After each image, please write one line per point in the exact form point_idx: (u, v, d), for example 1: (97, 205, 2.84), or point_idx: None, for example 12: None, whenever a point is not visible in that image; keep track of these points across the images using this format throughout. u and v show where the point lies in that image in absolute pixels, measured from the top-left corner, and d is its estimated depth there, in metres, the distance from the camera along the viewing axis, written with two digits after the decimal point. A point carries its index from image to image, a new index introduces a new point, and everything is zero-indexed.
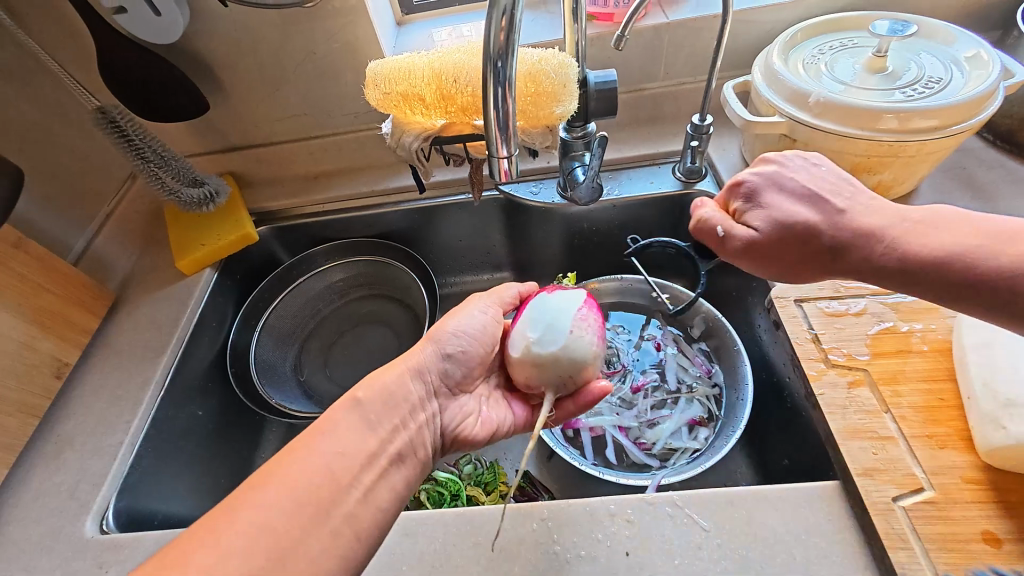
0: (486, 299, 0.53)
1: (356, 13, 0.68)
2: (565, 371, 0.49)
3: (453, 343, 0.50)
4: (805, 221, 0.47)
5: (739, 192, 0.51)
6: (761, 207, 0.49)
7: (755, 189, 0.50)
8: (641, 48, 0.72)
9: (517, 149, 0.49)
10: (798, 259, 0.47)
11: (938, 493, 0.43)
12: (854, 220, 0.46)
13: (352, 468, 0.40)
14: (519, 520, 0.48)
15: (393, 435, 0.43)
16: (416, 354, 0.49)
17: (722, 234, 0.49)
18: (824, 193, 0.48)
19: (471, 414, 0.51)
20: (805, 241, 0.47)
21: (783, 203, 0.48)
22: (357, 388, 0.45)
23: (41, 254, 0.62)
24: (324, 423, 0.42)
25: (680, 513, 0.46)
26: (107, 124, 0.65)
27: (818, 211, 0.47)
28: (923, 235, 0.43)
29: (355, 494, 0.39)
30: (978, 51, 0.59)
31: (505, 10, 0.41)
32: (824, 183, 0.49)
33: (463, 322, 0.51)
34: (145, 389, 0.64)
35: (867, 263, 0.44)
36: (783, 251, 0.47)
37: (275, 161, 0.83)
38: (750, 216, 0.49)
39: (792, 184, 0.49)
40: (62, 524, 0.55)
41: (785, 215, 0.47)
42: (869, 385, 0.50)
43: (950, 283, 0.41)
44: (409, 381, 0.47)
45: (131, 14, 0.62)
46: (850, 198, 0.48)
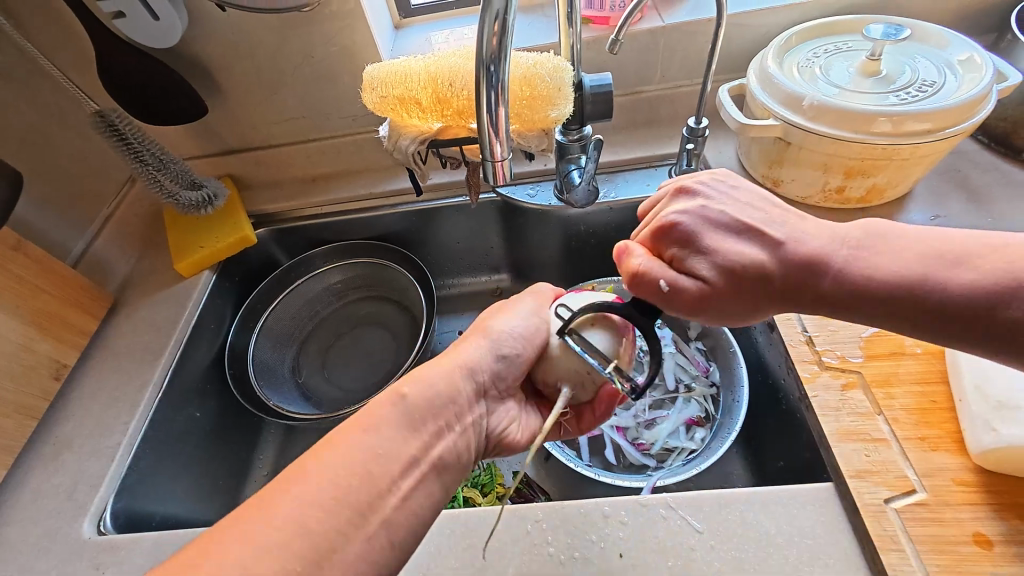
0: (534, 298, 0.52)
1: (353, 17, 0.68)
2: (582, 367, 0.48)
3: (506, 344, 0.48)
4: (754, 263, 0.44)
5: (670, 236, 0.47)
6: (701, 252, 0.45)
7: (688, 233, 0.46)
8: (636, 52, 0.72)
9: (510, 152, 0.50)
10: (757, 302, 0.44)
11: (930, 495, 0.43)
12: (798, 253, 0.43)
13: (389, 471, 0.38)
14: (514, 521, 0.48)
15: (437, 438, 0.42)
16: (468, 352, 0.47)
17: (668, 288, 0.45)
18: (759, 223, 0.45)
19: (513, 417, 0.50)
20: (759, 283, 0.44)
21: (719, 244, 0.45)
22: (402, 383, 0.43)
23: (40, 256, 0.62)
24: (365, 419, 0.40)
25: (673, 515, 0.46)
26: (106, 128, 0.66)
27: (761, 248, 0.44)
28: (864, 260, 0.42)
29: (391, 501, 0.37)
30: (971, 55, 0.59)
31: (498, 14, 0.41)
32: (750, 211, 0.47)
33: (516, 321, 0.49)
34: (143, 391, 0.64)
35: (828, 294, 0.42)
36: (733, 297, 0.44)
37: (274, 164, 0.83)
38: (693, 265, 0.45)
39: (720, 217, 0.46)
40: (59, 525, 0.55)
41: (729, 260, 0.44)
42: (862, 387, 0.50)
43: (924, 311, 0.39)
44: (460, 379, 0.45)
45: (129, 19, 0.63)
46: (782, 221, 0.46)
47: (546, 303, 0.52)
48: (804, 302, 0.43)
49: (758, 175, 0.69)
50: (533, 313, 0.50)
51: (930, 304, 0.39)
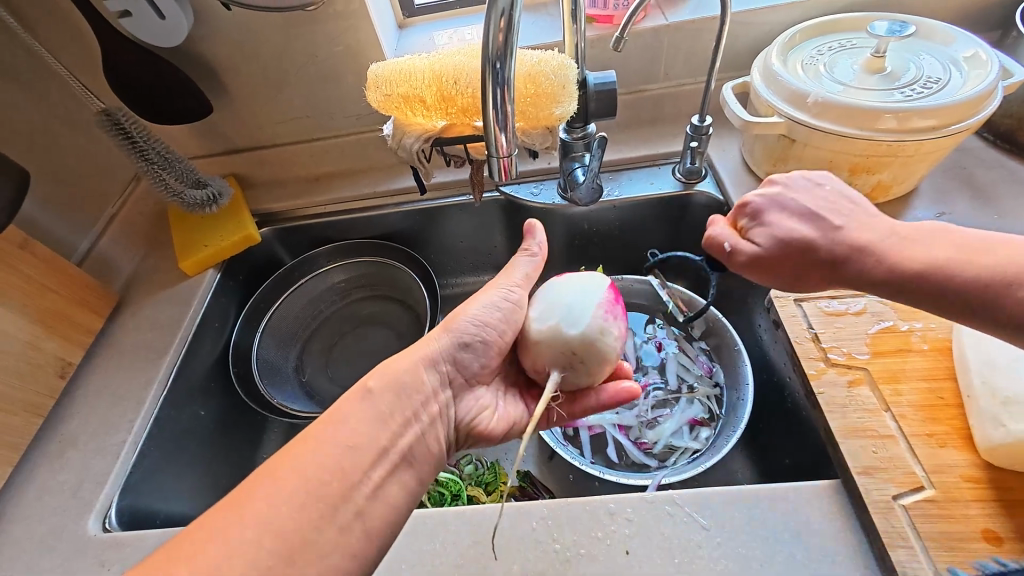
0: (509, 283, 0.51)
1: (358, 16, 0.69)
2: (572, 349, 0.48)
3: (470, 333, 0.48)
4: (805, 237, 0.47)
5: (745, 209, 0.52)
6: (768, 224, 0.50)
7: (759, 207, 0.51)
8: (640, 49, 0.72)
9: (516, 148, 0.50)
10: (802, 272, 0.48)
11: (939, 492, 0.43)
12: (852, 237, 0.46)
13: (360, 462, 0.39)
14: (519, 519, 0.48)
15: (405, 429, 0.43)
16: (431, 342, 0.47)
17: (730, 250, 0.51)
18: (825, 210, 0.49)
19: (487, 407, 0.51)
20: (806, 254, 0.47)
21: (784, 220, 0.49)
22: (368, 377, 0.44)
23: (46, 255, 0.63)
24: (334, 412, 0.41)
25: (679, 512, 0.46)
26: (112, 126, 0.66)
27: (816, 228, 0.48)
28: (915, 249, 0.44)
29: (365, 490, 0.38)
30: (976, 51, 0.59)
31: (504, 11, 0.41)
32: (824, 199, 0.50)
33: (481, 308, 0.49)
34: (148, 388, 0.65)
35: (867, 272, 0.45)
36: (782, 267, 0.48)
37: (277, 163, 0.83)
38: (754, 233, 0.50)
39: (794, 202, 0.50)
40: (65, 522, 0.55)
41: (785, 232, 0.48)
42: (869, 384, 0.50)
43: (937, 292, 0.42)
44: (423, 370, 0.46)
45: (136, 18, 0.63)
46: (850, 213, 0.48)
47: (525, 289, 0.51)
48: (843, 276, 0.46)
49: (763, 172, 0.69)
50: (500, 301, 0.50)
51: (944, 284, 0.41)
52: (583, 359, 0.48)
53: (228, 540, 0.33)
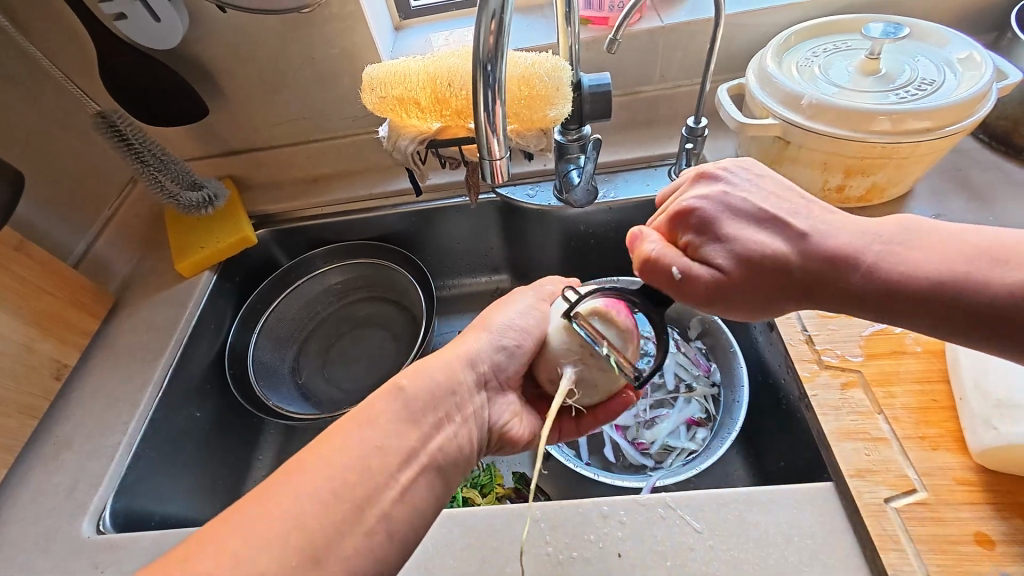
0: (534, 292, 0.53)
1: (354, 19, 0.69)
2: (585, 345, 0.47)
3: (506, 336, 0.49)
4: (776, 253, 0.43)
5: (688, 222, 0.46)
6: (720, 241, 0.44)
7: (708, 219, 0.45)
8: (635, 52, 0.73)
9: (509, 151, 0.50)
10: (775, 295, 0.43)
11: (931, 494, 0.43)
12: (823, 247, 0.42)
13: (388, 462, 0.38)
14: (512, 521, 0.48)
15: (437, 429, 0.42)
16: (469, 344, 0.48)
17: (682, 276, 0.44)
18: (779, 213, 0.45)
19: (515, 413, 0.50)
20: (779, 274, 0.43)
21: (741, 232, 0.44)
22: (401, 376, 0.43)
23: (42, 257, 0.63)
24: (366, 410, 0.41)
25: (671, 514, 0.46)
26: (108, 128, 0.66)
27: (781, 238, 0.44)
28: (899, 257, 0.40)
29: (390, 493, 0.38)
30: (971, 53, 0.59)
31: (494, 14, 0.41)
32: (774, 200, 0.46)
33: (516, 313, 0.50)
34: (144, 390, 0.65)
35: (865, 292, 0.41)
36: (752, 288, 0.43)
37: (274, 165, 0.83)
38: (711, 253, 0.44)
39: (744, 206, 0.46)
40: (59, 524, 0.55)
41: (750, 249, 0.43)
42: (862, 386, 0.50)
43: (945, 309, 0.38)
44: (460, 370, 0.46)
45: (131, 20, 0.64)
46: (802, 213, 0.45)
47: (546, 299, 0.52)
48: (827, 297, 0.42)
49: None
50: (531, 308, 0.51)
51: (959, 304, 0.38)
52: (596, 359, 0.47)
53: (253, 535, 0.33)
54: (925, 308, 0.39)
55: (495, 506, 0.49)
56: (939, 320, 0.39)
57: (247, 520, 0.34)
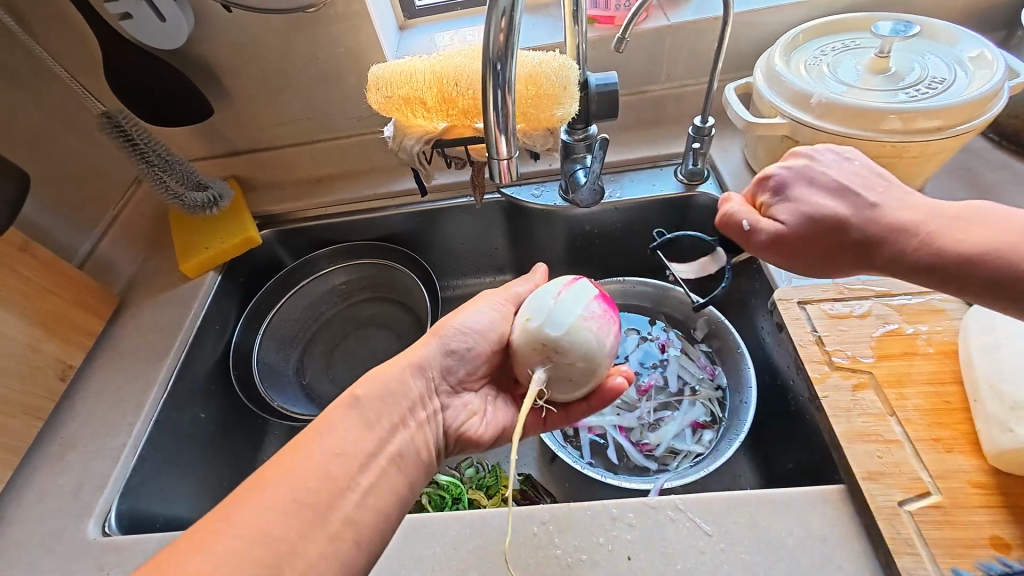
0: (487, 291, 0.53)
1: (359, 19, 0.69)
2: (548, 344, 0.47)
3: (455, 339, 0.49)
4: (839, 213, 0.46)
5: (770, 186, 0.51)
6: (791, 202, 0.49)
7: (785, 183, 0.50)
8: (642, 51, 0.72)
9: (517, 151, 0.49)
10: (829, 255, 0.47)
11: (945, 497, 0.43)
12: (890, 217, 0.45)
13: (349, 467, 0.39)
14: (520, 523, 0.47)
15: (393, 433, 0.43)
16: (417, 350, 0.48)
17: (749, 228, 0.49)
18: (856, 184, 0.48)
19: (475, 414, 0.51)
20: (834, 233, 0.46)
21: (814, 197, 0.48)
22: (356, 385, 0.44)
23: (47, 258, 0.63)
24: (322, 420, 0.41)
25: (682, 517, 0.46)
26: (113, 129, 0.66)
27: (850, 204, 0.47)
28: (952, 231, 0.43)
29: (352, 499, 0.37)
30: (982, 51, 0.58)
31: (505, 11, 0.41)
32: (858, 173, 0.49)
33: (464, 316, 0.50)
34: (149, 391, 0.64)
35: (897, 253, 0.44)
36: (810, 246, 0.47)
37: (278, 165, 0.83)
38: (777, 210, 0.49)
39: (824, 177, 0.49)
40: (65, 525, 0.55)
41: (815, 208, 0.47)
42: (874, 387, 0.49)
43: (968, 274, 0.41)
44: (410, 377, 0.46)
45: (136, 20, 0.64)
46: (880, 189, 0.47)
47: (508, 297, 0.52)
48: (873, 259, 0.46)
49: None
50: (485, 308, 0.51)
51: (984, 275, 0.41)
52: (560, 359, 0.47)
53: (224, 548, 0.33)
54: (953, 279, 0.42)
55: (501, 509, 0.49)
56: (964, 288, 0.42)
57: (223, 535, 0.33)
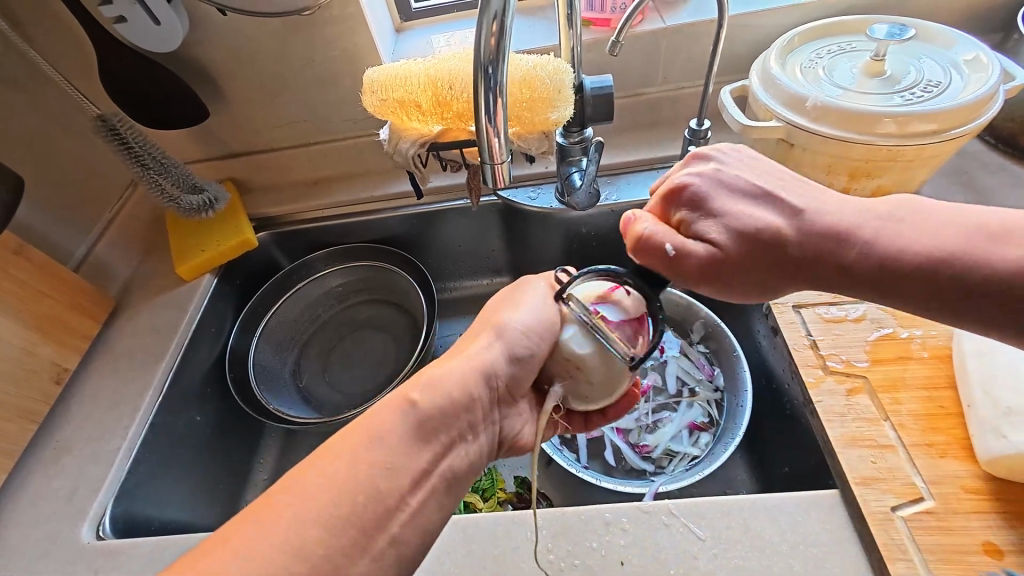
0: (546, 284, 0.49)
1: (354, 22, 0.69)
2: (570, 360, 0.46)
3: (519, 345, 0.45)
4: (771, 227, 0.43)
5: (682, 199, 0.46)
6: (712, 217, 0.44)
7: (700, 197, 0.45)
8: (638, 53, 0.72)
9: (510, 155, 0.49)
10: (765, 273, 0.43)
11: (938, 503, 0.42)
12: (819, 222, 0.42)
13: (397, 483, 0.38)
14: (514, 528, 0.47)
15: (449, 450, 0.41)
16: (480, 355, 0.45)
17: (676, 252, 0.43)
18: (772, 190, 0.45)
19: (528, 420, 0.50)
20: (767, 248, 0.43)
21: (734, 209, 0.44)
22: (412, 390, 0.41)
23: (42, 261, 0.63)
24: (372, 426, 0.39)
25: (675, 522, 0.46)
26: (108, 132, 0.66)
27: (775, 213, 0.43)
28: (894, 233, 0.40)
29: (400, 517, 0.37)
30: (978, 54, 0.58)
31: (496, 15, 0.41)
32: (766, 177, 0.46)
33: (528, 317, 0.46)
34: (144, 394, 0.65)
35: (845, 264, 0.41)
36: (744, 266, 0.43)
37: (274, 168, 0.83)
38: (703, 228, 0.44)
39: (738, 186, 0.45)
40: (59, 528, 0.55)
41: (742, 224, 0.43)
42: (868, 392, 0.49)
43: (931, 286, 0.39)
44: (474, 386, 0.44)
45: (130, 24, 0.64)
46: (796, 190, 0.45)
47: (562, 289, 0.49)
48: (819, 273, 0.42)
49: None
50: (545, 306, 0.47)
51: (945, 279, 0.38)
52: (583, 377, 0.46)
53: (250, 554, 0.33)
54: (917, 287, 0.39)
55: (496, 512, 0.49)
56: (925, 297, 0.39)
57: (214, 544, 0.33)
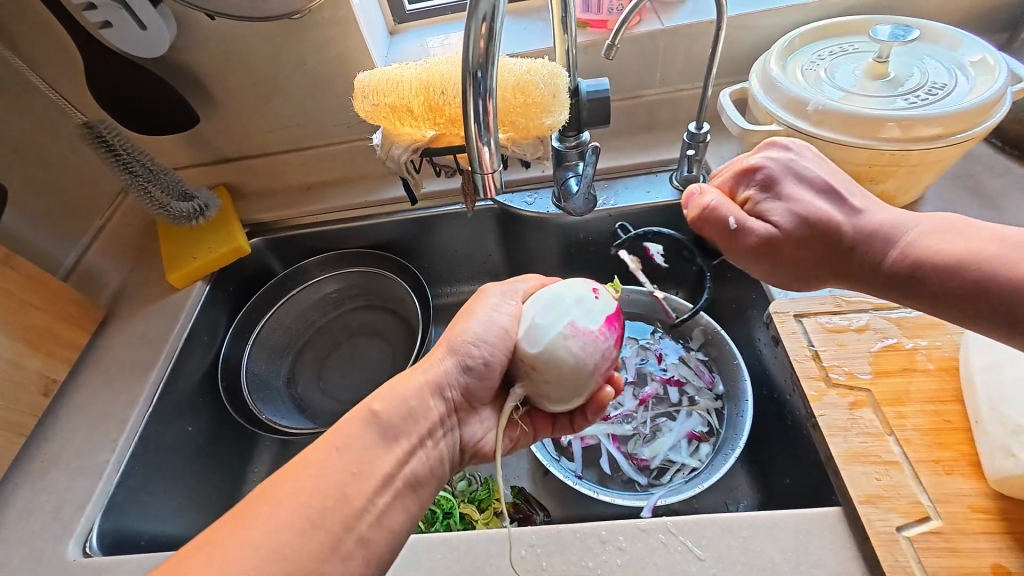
0: (501, 291, 0.50)
1: (347, 24, 0.67)
2: (526, 361, 0.46)
3: (471, 355, 0.46)
4: (827, 217, 0.46)
5: (758, 180, 0.50)
6: (780, 198, 0.48)
7: (772, 180, 0.49)
8: (635, 54, 0.71)
9: (500, 163, 0.48)
10: (814, 258, 0.47)
11: (945, 523, 0.41)
12: (868, 220, 0.45)
13: (365, 487, 0.38)
14: (507, 547, 0.46)
15: (413, 454, 0.42)
16: (434, 367, 0.46)
17: (736, 226, 0.48)
18: (839, 187, 0.47)
19: (491, 429, 0.50)
20: (820, 235, 0.46)
21: (803, 195, 0.48)
22: (373, 400, 0.43)
23: (29, 270, 0.61)
24: (339, 435, 0.40)
25: (673, 540, 0.44)
26: (94, 139, 0.65)
27: (837, 207, 0.46)
28: (935, 238, 0.42)
29: (369, 518, 0.37)
30: (985, 56, 0.56)
31: (485, 17, 0.40)
32: (838, 178, 0.49)
33: (480, 327, 0.47)
34: (133, 406, 0.63)
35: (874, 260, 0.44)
36: (795, 246, 0.47)
37: (266, 173, 0.82)
38: (769, 209, 0.48)
39: (808, 176, 0.49)
40: (45, 545, 0.54)
41: (805, 209, 0.47)
42: (872, 406, 0.48)
43: (938, 287, 0.41)
44: (428, 396, 0.45)
45: (116, 29, 0.62)
46: (857, 194, 0.48)
47: (515, 298, 0.49)
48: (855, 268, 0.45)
49: None
50: (495, 315, 0.47)
51: (964, 282, 0.40)
52: (540, 377, 0.46)
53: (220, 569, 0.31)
54: (907, 280, 0.43)
55: (489, 530, 0.48)
56: (932, 296, 0.42)
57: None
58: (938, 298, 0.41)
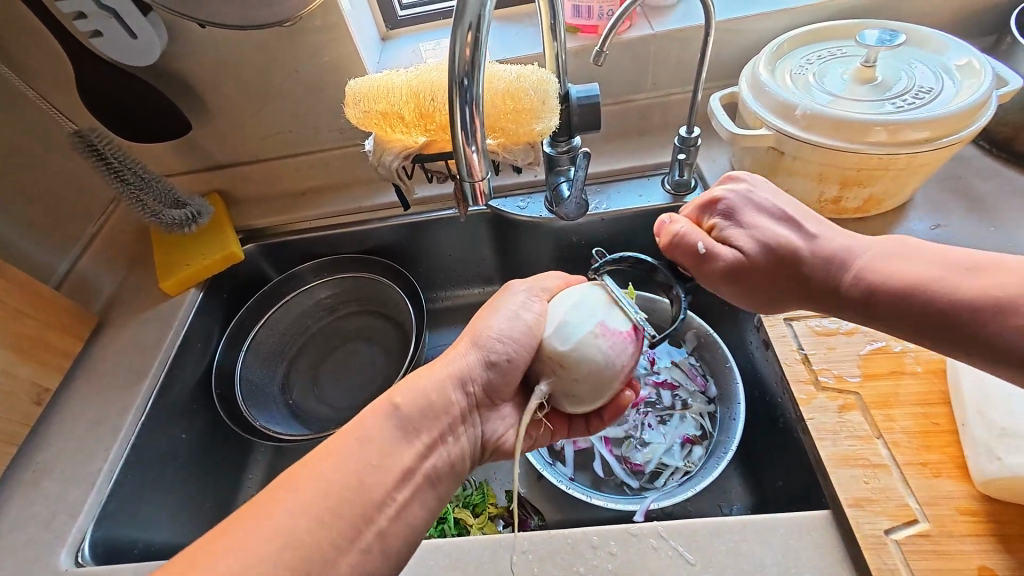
0: (528, 289, 0.50)
1: (339, 30, 0.68)
2: (554, 357, 0.46)
3: (495, 351, 0.46)
4: (787, 242, 0.47)
5: (718, 208, 0.52)
6: (740, 225, 0.50)
7: (733, 208, 0.51)
8: (626, 59, 0.71)
9: (490, 170, 0.48)
10: (776, 283, 0.48)
11: (932, 525, 0.41)
12: (830, 246, 0.46)
13: (385, 479, 0.38)
14: (499, 553, 0.46)
15: (432, 449, 0.42)
16: (457, 361, 0.46)
17: (702, 251, 0.50)
18: (796, 214, 0.49)
19: (512, 425, 0.50)
20: (781, 260, 0.47)
21: (762, 222, 0.49)
22: (394, 393, 0.43)
23: (20, 278, 0.61)
24: (358, 429, 0.40)
25: (665, 545, 0.45)
26: (86, 148, 0.65)
27: (796, 233, 0.48)
28: (893, 262, 0.43)
29: (388, 512, 0.37)
30: (970, 59, 0.57)
31: (471, 25, 0.40)
32: (798, 208, 0.50)
33: (504, 324, 0.47)
34: (126, 414, 0.63)
35: (837, 286, 0.45)
36: (757, 272, 0.48)
37: (260, 178, 0.82)
38: (731, 235, 0.50)
39: (767, 204, 0.51)
40: (37, 555, 0.54)
41: (766, 235, 0.48)
42: (860, 408, 0.48)
43: (906, 315, 0.41)
44: (450, 390, 0.45)
45: (107, 37, 0.63)
46: (817, 220, 0.49)
47: (541, 295, 0.50)
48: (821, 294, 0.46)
49: None
50: (521, 311, 0.48)
51: (905, 305, 0.41)
52: (567, 375, 0.46)
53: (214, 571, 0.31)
54: (870, 308, 0.43)
55: (482, 536, 0.48)
56: (891, 323, 0.42)
57: None
58: (902, 323, 0.41)
